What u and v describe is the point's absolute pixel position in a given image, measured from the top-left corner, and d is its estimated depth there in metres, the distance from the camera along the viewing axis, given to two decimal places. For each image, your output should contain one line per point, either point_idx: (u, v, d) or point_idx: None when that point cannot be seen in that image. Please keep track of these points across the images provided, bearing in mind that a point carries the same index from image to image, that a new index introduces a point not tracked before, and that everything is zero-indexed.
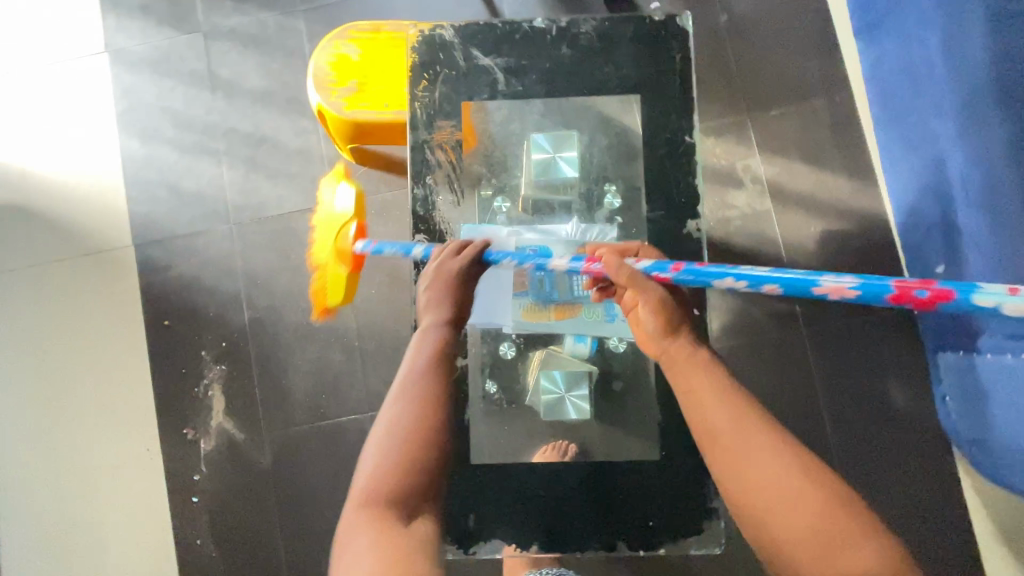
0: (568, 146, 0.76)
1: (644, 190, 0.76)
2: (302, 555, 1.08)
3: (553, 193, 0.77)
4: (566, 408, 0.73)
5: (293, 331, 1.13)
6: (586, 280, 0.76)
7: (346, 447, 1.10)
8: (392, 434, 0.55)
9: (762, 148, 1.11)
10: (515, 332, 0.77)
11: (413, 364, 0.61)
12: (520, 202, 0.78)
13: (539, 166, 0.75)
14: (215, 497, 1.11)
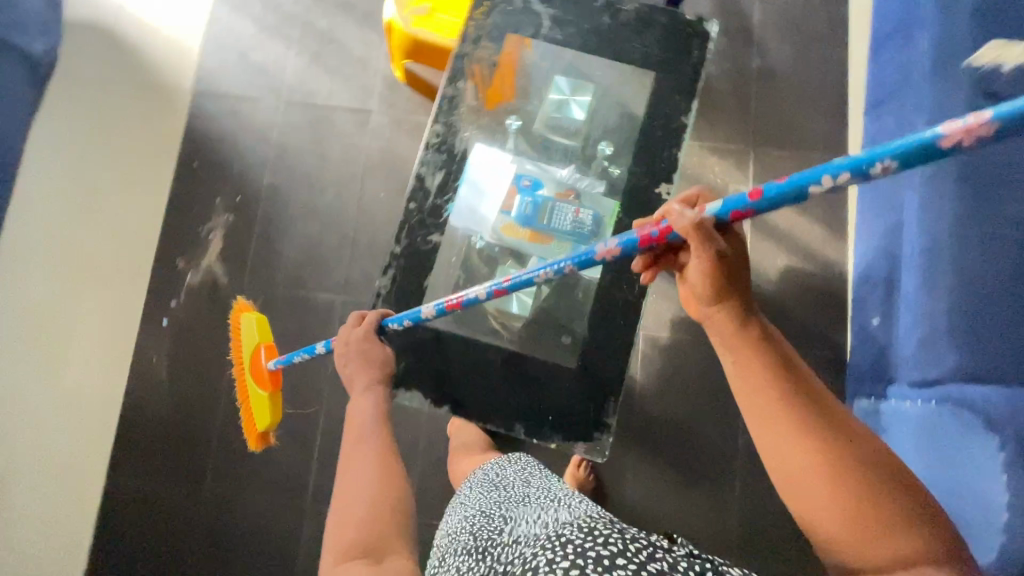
0: (583, 93, 0.90)
1: (633, 148, 0.88)
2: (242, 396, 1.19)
3: (559, 130, 0.91)
4: (511, 301, 0.83)
5: (301, 206, 1.25)
6: (563, 216, 0.89)
7: (311, 318, 1.21)
8: (356, 500, 0.58)
9: (754, 179, 1.23)
10: (491, 239, 0.91)
11: (365, 418, 0.67)
12: (530, 129, 0.91)
13: (554, 104, 0.90)
14: (184, 324, 1.22)
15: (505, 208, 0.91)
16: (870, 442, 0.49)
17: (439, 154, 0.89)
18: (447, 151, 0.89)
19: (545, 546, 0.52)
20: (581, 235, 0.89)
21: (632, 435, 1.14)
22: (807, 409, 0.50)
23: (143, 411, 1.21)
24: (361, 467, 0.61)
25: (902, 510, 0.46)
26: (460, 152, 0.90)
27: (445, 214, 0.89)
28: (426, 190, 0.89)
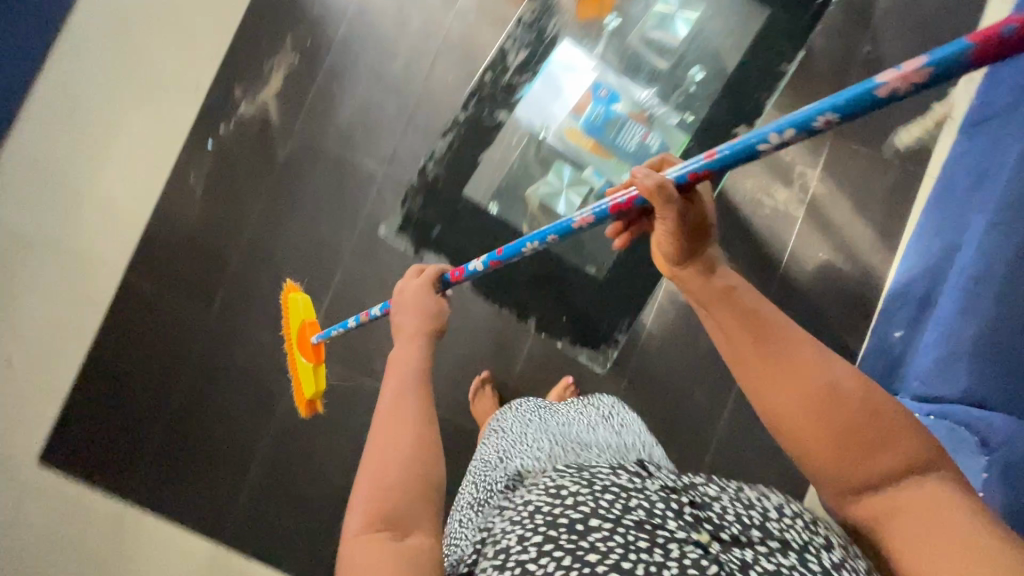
0: (691, 12, 0.89)
1: (723, 83, 0.87)
2: (268, 236, 1.22)
3: (655, 43, 0.90)
4: (559, 199, 0.92)
5: (368, 67, 1.22)
6: (631, 135, 0.89)
7: (350, 181, 1.21)
8: (387, 452, 0.54)
9: (823, 166, 1.19)
10: (554, 138, 0.91)
11: (411, 366, 0.64)
12: (626, 34, 0.91)
13: (659, 15, 0.90)
14: (227, 152, 1.23)
15: (575, 111, 0.91)
16: (830, 367, 0.51)
17: (527, 32, 0.87)
18: (537, 31, 0.87)
19: (513, 518, 0.52)
20: (643, 156, 0.89)
21: (627, 378, 1.16)
22: (767, 345, 0.54)
23: (170, 223, 1.23)
24: (388, 427, 0.56)
25: (875, 432, 0.48)
26: (550, 37, 0.88)
27: (518, 93, 0.89)
28: (505, 66, 0.88)
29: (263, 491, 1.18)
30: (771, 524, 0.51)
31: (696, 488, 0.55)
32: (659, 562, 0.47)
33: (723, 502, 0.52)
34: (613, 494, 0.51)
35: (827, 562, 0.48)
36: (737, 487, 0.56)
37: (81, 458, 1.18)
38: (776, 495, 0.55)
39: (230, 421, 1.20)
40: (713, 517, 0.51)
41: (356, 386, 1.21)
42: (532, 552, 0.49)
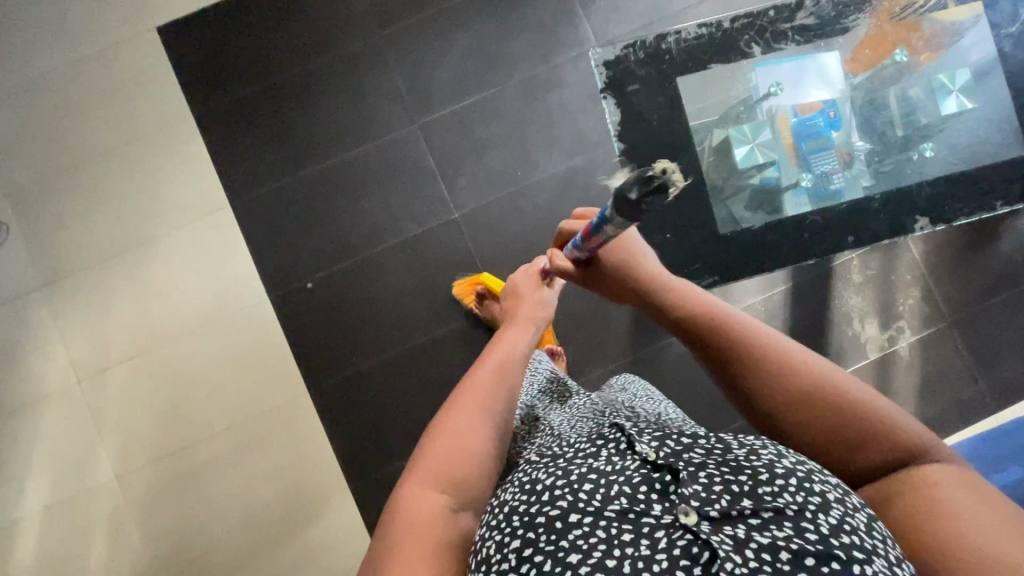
0: (962, 92, 0.86)
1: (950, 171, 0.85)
2: (460, 16, 1.22)
3: (925, 92, 0.87)
4: (719, 131, 0.86)
5: None
6: (781, 146, 0.88)
7: (559, 34, 1.22)
8: (460, 416, 0.61)
9: (921, 338, 1.18)
10: (755, 96, 0.87)
11: (512, 351, 0.70)
12: (894, 65, 0.87)
13: (948, 74, 0.86)
14: None
15: (782, 93, 0.87)
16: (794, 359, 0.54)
17: (809, 23, 0.85)
18: (816, 22, 0.85)
19: (492, 523, 0.51)
20: (769, 165, 0.87)
21: (632, 356, 1.17)
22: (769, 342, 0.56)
23: None
24: (467, 414, 0.61)
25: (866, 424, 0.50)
26: (820, 25, 0.85)
27: (781, 45, 0.85)
28: (774, 28, 0.84)
29: (293, 195, 1.20)
30: (764, 492, 0.46)
31: (681, 453, 0.50)
32: (646, 557, 0.43)
33: (707, 471, 0.49)
34: (593, 484, 0.49)
35: (826, 528, 0.43)
36: (725, 446, 0.51)
37: (191, 54, 1.23)
38: (767, 451, 0.50)
39: (315, 125, 1.21)
40: (698, 492, 0.47)
41: (427, 181, 1.20)
42: (512, 560, 0.46)
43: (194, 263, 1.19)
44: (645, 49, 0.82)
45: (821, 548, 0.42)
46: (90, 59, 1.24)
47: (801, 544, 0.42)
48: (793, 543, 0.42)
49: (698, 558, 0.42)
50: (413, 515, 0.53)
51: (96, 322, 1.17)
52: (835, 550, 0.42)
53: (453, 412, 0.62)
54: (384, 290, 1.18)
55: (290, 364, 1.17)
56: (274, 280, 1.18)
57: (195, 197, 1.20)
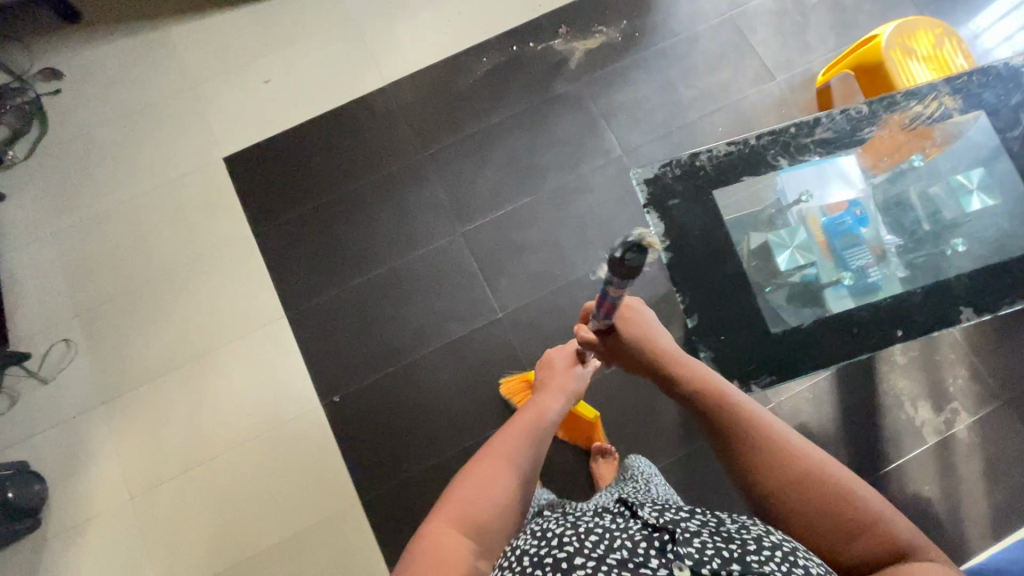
0: (977, 191, 0.93)
1: (984, 263, 0.88)
2: (495, 133, 1.35)
3: (943, 193, 0.95)
4: (759, 235, 0.92)
5: (662, 77, 1.37)
6: (814, 243, 0.94)
7: (586, 145, 1.33)
8: (482, 471, 0.70)
9: (978, 419, 1.16)
10: (787, 201, 0.94)
11: (533, 417, 0.79)
12: (910, 171, 0.96)
13: (962, 176, 0.94)
14: (520, 61, 1.39)
15: (812, 194, 0.94)
16: (788, 449, 0.65)
17: (827, 135, 0.93)
18: (833, 134, 0.93)
19: (503, 564, 0.59)
20: (807, 262, 0.92)
21: (685, 449, 1.15)
22: (763, 433, 0.67)
23: (442, 75, 1.40)
24: (486, 471, 0.70)
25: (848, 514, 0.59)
26: (838, 136, 0.93)
27: (805, 156, 0.92)
28: (795, 142, 0.92)
29: (345, 303, 1.26)
30: (753, 560, 0.53)
31: (679, 521, 0.59)
32: None
33: (701, 537, 0.56)
34: (598, 535, 0.57)
35: None
36: (719, 522, 0.59)
37: (254, 179, 1.36)
38: (756, 528, 0.58)
39: (366, 237, 1.30)
40: (692, 552, 0.53)
41: (471, 283, 1.26)
42: None
43: (248, 373, 1.23)
44: (681, 167, 0.91)
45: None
46: (162, 187, 1.37)
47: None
48: None
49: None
50: (432, 556, 0.61)
51: (152, 435, 1.20)
52: None
53: (475, 468, 0.71)
54: (433, 391, 1.20)
55: (340, 472, 1.17)
56: (327, 386, 1.21)
57: (252, 309, 1.27)
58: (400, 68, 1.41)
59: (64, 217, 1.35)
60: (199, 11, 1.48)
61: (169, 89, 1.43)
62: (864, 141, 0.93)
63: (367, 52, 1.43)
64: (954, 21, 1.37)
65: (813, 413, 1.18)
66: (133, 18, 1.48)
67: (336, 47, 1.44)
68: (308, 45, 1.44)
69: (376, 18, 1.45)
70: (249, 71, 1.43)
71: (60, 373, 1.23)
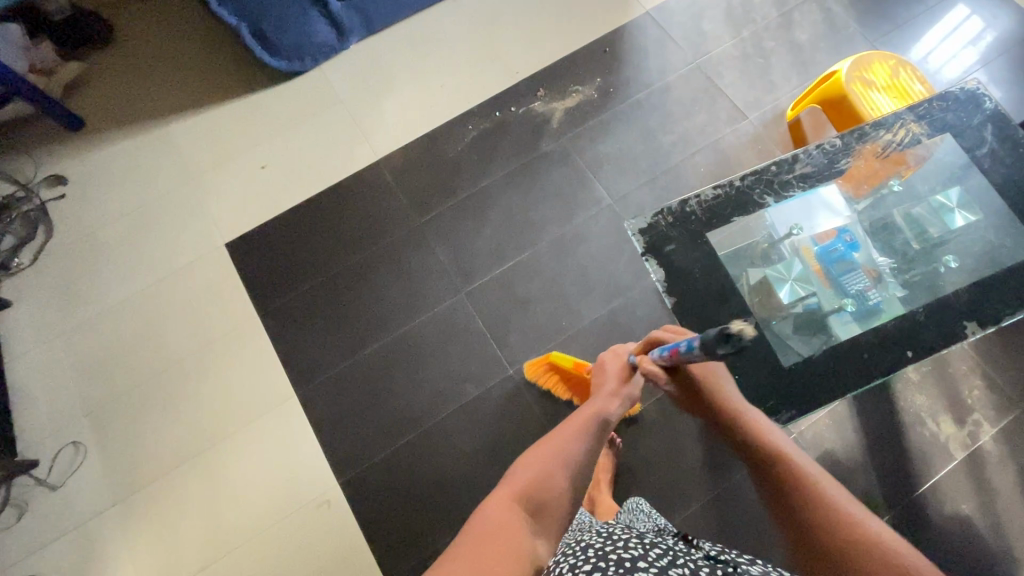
0: (960, 208, 0.97)
1: (978, 276, 0.91)
2: (488, 194, 1.40)
3: (928, 213, 0.99)
4: (756, 271, 0.94)
5: (641, 126, 1.44)
6: (809, 272, 0.96)
7: (577, 196, 1.38)
8: (544, 457, 0.82)
9: (1003, 428, 1.15)
10: (778, 234, 0.97)
11: (592, 420, 0.89)
12: (892, 195, 1.00)
13: (943, 195, 0.98)
14: (504, 125, 1.46)
15: (802, 226, 0.98)
16: (848, 507, 0.67)
17: (808, 170, 0.97)
18: (814, 168, 0.97)
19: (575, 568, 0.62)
20: (805, 293, 0.95)
21: (716, 491, 1.13)
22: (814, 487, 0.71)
23: (431, 145, 1.46)
24: (548, 458, 0.82)
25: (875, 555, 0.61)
26: (818, 170, 0.97)
27: (789, 191, 0.96)
28: (779, 179, 0.96)
29: (356, 375, 1.26)
30: None
31: None
32: None
33: None
34: (659, 551, 0.64)
35: None
36: None
37: (258, 261, 1.38)
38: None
39: (372, 306, 1.32)
40: None
41: (481, 343, 1.27)
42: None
43: (264, 456, 1.21)
44: (673, 214, 0.94)
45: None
46: (169, 278, 1.39)
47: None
48: None
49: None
50: (496, 520, 0.70)
51: (167, 533, 1.16)
52: None
53: (540, 454, 0.82)
54: (454, 456, 1.18)
55: (365, 556, 1.12)
56: (344, 463, 1.19)
57: (263, 390, 1.26)
58: (391, 142, 1.48)
59: (72, 317, 1.36)
60: (196, 108, 1.56)
61: (171, 184, 1.48)
62: (843, 172, 0.97)
63: (360, 131, 1.50)
64: (905, 51, 1.46)
65: (838, 439, 1.16)
66: (133, 121, 1.55)
67: (329, 129, 1.51)
68: (302, 129, 1.51)
69: (364, 99, 1.53)
70: (247, 158, 1.49)
71: (69, 478, 1.21)
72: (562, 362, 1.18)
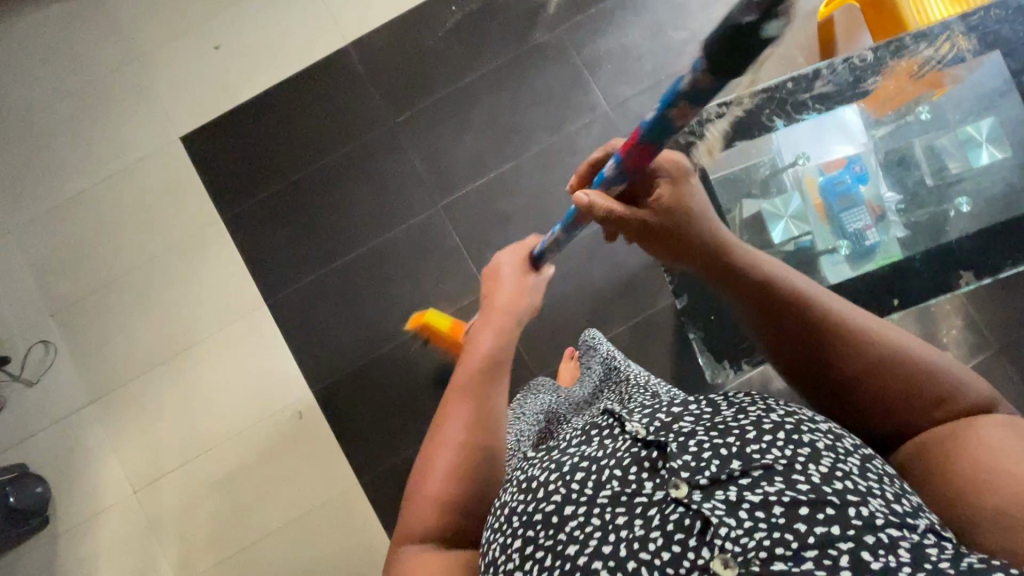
0: (988, 142, 0.87)
1: (984, 222, 0.85)
2: (471, 92, 1.25)
3: (952, 147, 0.88)
4: (752, 203, 0.87)
5: (650, 18, 1.25)
6: (808, 206, 0.88)
7: (569, 101, 1.24)
8: (437, 455, 0.61)
9: (971, 369, 1.15)
10: (782, 162, 0.88)
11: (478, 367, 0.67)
12: (917, 124, 0.89)
13: (974, 126, 0.87)
14: (493, 8, 1.26)
15: (809, 155, 0.88)
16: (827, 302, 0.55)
17: (831, 88, 0.85)
18: (838, 86, 0.85)
19: (495, 525, 0.51)
20: (800, 229, 0.88)
21: None
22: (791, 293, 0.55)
23: (408, 29, 1.27)
24: (440, 456, 0.60)
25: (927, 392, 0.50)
26: (842, 89, 0.85)
27: (802, 114, 0.85)
28: (798, 97, 0.85)
29: (327, 286, 1.22)
30: (753, 451, 0.45)
31: (671, 425, 0.49)
32: (641, 538, 0.43)
33: (697, 438, 0.47)
34: (586, 473, 0.48)
35: (817, 477, 0.43)
36: (714, 411, 0.49)
37: (218, 158, 1.27)
38: (754, 408, 0.48)
39: (343, 215, 1.24)
40: (687, 462, 0.46)
41: (455, 259, 1.21)
42: (515, 560, 0.47)
43: (237, 360, 1.21)
44: (668, 134, 0.85)
45: (813, 496, 0.42)
46: (122, 172, 1.28)
47: (794, 495, 0.42)
48: (785, 496, 0.42)
49: (692, 530, 0.42)
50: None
51: (147, 429, 1.20)
52: (828, 496, 0.42)
53: (433, 450, 0.61)
54: (425, 371, 1.19)
55: (338, 458, 1.18)
56: (316, 373, 1.20)
57: (232, 296, 1.23)
58: (362, 24, 1.28)
59: (23, 212, 1.28)
60: None
61: (112, 61, 1.31)
62: (869, 94, 0.85)
63: (325, 7, 1.29)
64: None
65: None
66: None
67: (290, 4, 1.30)
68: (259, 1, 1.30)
69: None
70: (197, 34, 1.30)
71: (44, 374, 1.21)
72: (438, 326, 1.15)
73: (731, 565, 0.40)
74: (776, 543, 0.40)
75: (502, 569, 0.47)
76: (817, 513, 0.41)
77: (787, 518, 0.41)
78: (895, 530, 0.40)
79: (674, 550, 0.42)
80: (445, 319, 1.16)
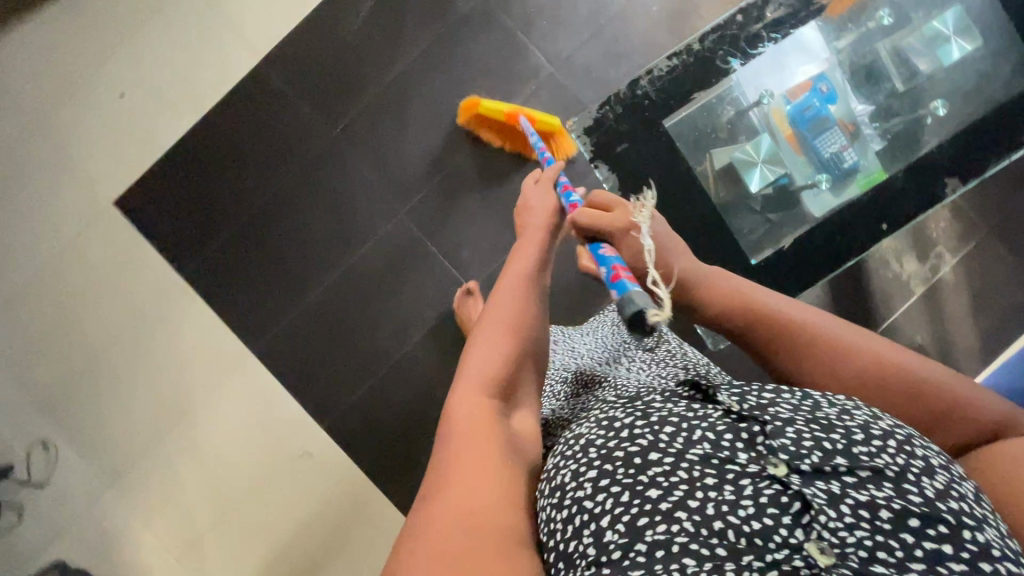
0: (956, 32, 0.81)
1: (961, 120, 0.81)
2: (405, 83, 1.16)
3: (920, 44, 0.82)
4: (721, 154, 0.84)
5: None
6: (780, 142, 0.84)
7: (511, 70, 1.15)
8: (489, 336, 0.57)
9: (964, 257, 1.15)
10: (746, 103, 0.84)
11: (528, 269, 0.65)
12: (879, 28, 0.83)
13: (939, 18, 0.82)
14: None
15: (773, 89, 0.84)
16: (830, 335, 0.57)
17: (784, 13, 0.81)
18: (791, 10, 0.81)
19: (565, 453, 0.47)
20: (774, 169, 0.84)
21: None
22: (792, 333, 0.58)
23: (320, 27, 1.16)
24: (488, 343, 0.56)
25: (910, 400, 0.53)
26: (795, 10, 0.80)
27: (759, 46, 0.81)
28: (749, 32, 0.81)
29: (311, 320, 1.19)
30: (861, 452, 0.42)
31: (767, 406, 0.45)
32: (732, 503, 0.39)
33: (798, 427, 0.43)
34: (675, 427, 0.43)
35: (930, 492, 0.41)
36: (815, 404, 0.46)
37: (161, 214, 1.19)
38: (861, 412, 0.46)
39: (306, 244, 1.18)
40: (789, 445, 0.41)
41: (432, 264, 1.17)
42: (589, 490, 0.42)
43: (241, 414, 1.19)
44: (622, 100, 0.82)
45: (924, 511, 0.40)
46: (63, 251, 1.20)
47: (905, 505, 0.39)
48: (896, 503, 0.40)
49: (790, 508, 0.39)
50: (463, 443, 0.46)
51: (172, 500, 1.19)
52: (943, 514, 0.40)
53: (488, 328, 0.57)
54: (429, 382, 1.18)
55: (366, 483, 1.18)
56: (323, 408, 1.19)
57: (218, 351, 1.19)
58: (270, 33, 1.17)
59: None
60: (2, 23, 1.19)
61: (13, 135, 1.19)
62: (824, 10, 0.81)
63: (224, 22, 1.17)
64: None
65: None
66: None
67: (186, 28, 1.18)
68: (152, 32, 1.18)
69: None
70: (95, 84, 1.19)
71: (52, 474, 1.18)
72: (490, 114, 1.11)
73: (828, 552, 0.38)
74: (878, 544, 0.38)
75: (570, 497, 0.43)
76: (927, 528, 0.39)
77: (894, 525, 0.39)
78: (1008, 562, 0.39)
79: (765, 523, 0.39)
80: (500, 106, 1.10)
